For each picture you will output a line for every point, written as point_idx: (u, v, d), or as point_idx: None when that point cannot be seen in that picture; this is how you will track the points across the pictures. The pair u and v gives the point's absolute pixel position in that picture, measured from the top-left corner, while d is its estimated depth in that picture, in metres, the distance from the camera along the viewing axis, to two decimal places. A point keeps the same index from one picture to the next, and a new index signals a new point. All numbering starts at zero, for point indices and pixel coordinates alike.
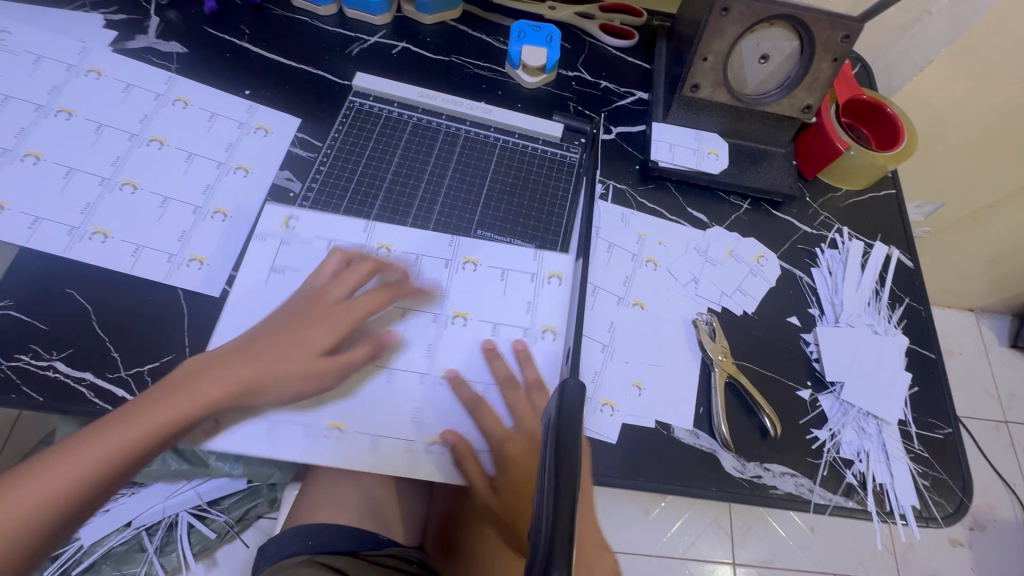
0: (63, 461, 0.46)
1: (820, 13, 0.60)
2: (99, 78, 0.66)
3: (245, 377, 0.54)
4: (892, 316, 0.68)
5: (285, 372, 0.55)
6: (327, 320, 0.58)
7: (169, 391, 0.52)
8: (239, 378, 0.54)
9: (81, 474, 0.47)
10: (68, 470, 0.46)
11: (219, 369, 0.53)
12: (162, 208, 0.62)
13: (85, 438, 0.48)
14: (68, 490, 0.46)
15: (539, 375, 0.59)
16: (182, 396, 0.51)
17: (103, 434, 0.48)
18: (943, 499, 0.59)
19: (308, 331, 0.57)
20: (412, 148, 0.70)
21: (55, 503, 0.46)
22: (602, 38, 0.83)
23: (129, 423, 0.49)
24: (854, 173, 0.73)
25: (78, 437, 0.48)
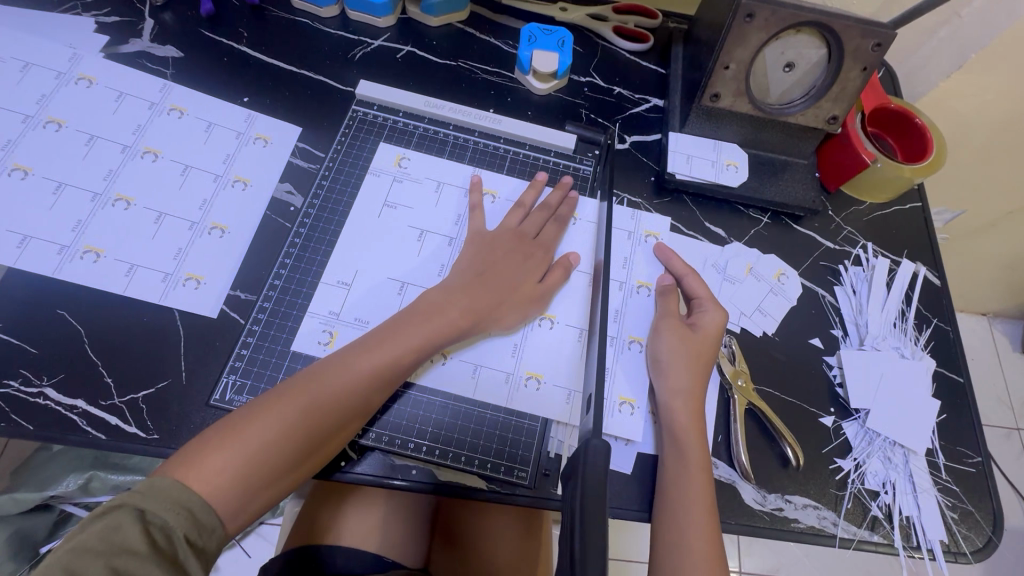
0: (264, 424, 0.46)
1: (850, 20, 0.57)
2: (90, 86, 0.64)
3: (429, 343, 0.53)
4: (919, 338, 0.65)
5: (383, 377, 0.51)
6: (497, 290, 0.58)
7: (336, 360, 0.51)
8: (427, 343, 0.53)
9: (292, 440, 0.46)
10: (278, 434, 0.46)
11: (390, 336, 0.53)
12: (157, 224, 0.59)
13: (251, 406, 0.47)
14: (283, 457, 0.46)
15: (564, 385, 0.58)
16: (366, 360, 0.51)
17: (282, 400, 0.47)
18: (972, 533, 0.57)
19: (398, 331, 0.53)
20: (418, 162, 0.68)
21: (269, 470, 0.46)
22: (616, 41, 0.79)
23: (310, 388, 0.48)
24: (879, 186, 0.70)
25: (236, 421, 0.46)
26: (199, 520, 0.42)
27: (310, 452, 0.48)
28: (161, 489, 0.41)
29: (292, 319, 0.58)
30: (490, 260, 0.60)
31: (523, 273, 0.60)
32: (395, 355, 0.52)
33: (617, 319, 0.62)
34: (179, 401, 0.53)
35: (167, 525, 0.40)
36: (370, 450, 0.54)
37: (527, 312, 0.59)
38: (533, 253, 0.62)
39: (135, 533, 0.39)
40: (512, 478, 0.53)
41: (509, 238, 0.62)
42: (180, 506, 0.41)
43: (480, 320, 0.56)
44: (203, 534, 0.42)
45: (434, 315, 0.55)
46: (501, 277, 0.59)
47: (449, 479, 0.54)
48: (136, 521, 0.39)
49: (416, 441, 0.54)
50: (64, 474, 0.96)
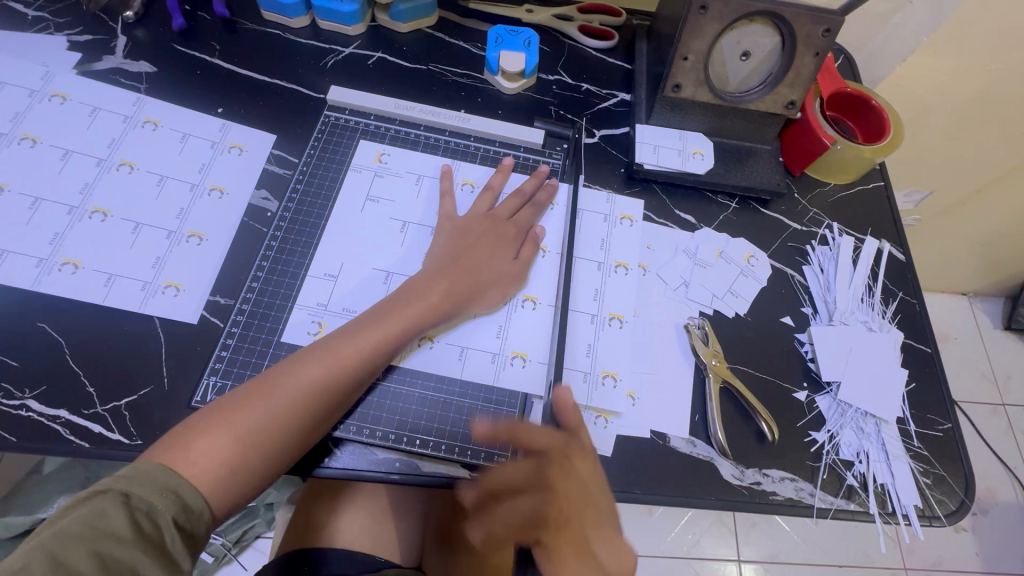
0: (251, 408, 0.47)
1: (800, 8, 0.59)
2: (64, 102, 0.65)
3: (410, 326, 0.54)
4: (886, 311, 0.67)
5: (369, 361, 0.52)
6: (475, 272, 0.59)
7: (321, 345, 0.52)
8: (409, 327, 0.54)
9: (279, 423, 0.47)
10: (264, 417, 0.47)
11: (373, 321, 0.54)
12: (134, 234, 0.60)
13: (237, 393, 0.48)
14: (271, 442, 0.47)
15: (546, 359, 0.60)
16: (349, 344, 0.52)
17: (269, 384, 0.49)
18: (946, 497, 0.59)
19: (383, 318, 0.54)
20: (399, 157, 0.69)
21: (257, 453, 0.47)
22: (582, 40, 0.81)
23: (296, 373, 0.49)
24: (841, 167, 0.72)
25: (223, 406, 0.47)
26: (187, 504, 0.43)
27: (297, 437, 0.48)
28: (148, 474, 0.42)
29: (270, 321, 0.58)
30: (468, 243, 0.61)
31: (501, 254, 0.62)
32: (378, 340, 0.53)
33: (597, 296, 0.64)
34: (162, 407, 0.54)
35: (154, 509, 0.41)
36: (349, 443, 0.54)
37: (506, 291, 0.61)
38: (509, 233, 0.63)
39: (120, 519, 0.39)
40: (491, 464, 0.54)
41: (482, 220, 0.63)
42: (167, 489, 0.42)
43: (461, 302, 0.58)
44: (191, 518, 0.43)
45: (416, 299, 0.56)
46: (479, 262, 0.60)
47: (429, 470, 0.55)
48: (121, 506, 0.40)
49: (398, 432, 0.55)
50: (56, 494, 0.95)
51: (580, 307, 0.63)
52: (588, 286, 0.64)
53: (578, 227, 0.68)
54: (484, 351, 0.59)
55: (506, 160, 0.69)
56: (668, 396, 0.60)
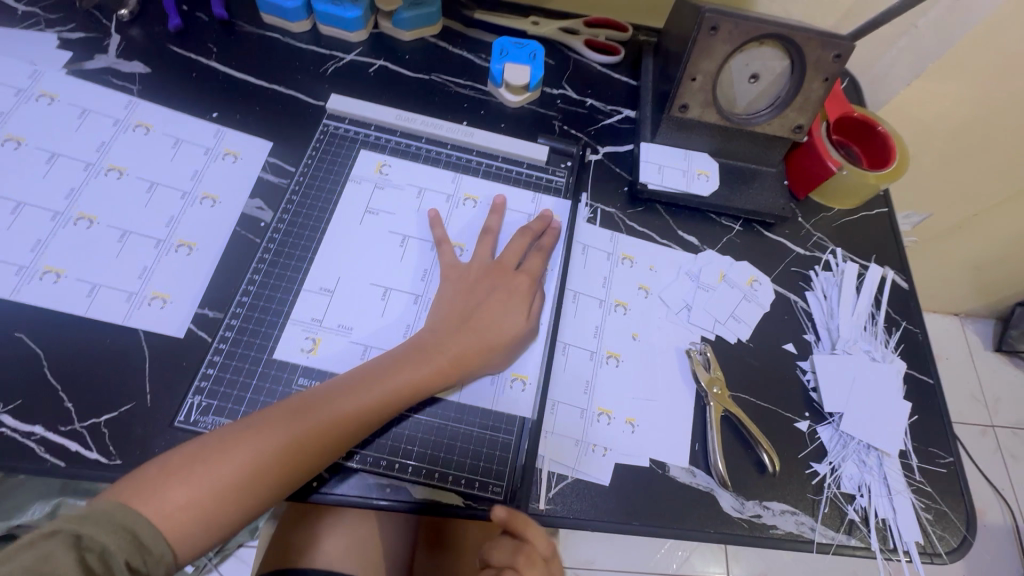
0: (236, 453, 0.45)
1: (810, 33, 0.59)
2: (52, 103, 0.63)
3: (416, 387, 0.53)
4: (889, 341, 0.67)
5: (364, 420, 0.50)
6: (484, 333, 0.57)
7: (318, 397, 0.50)
8: (413, 389, 0.53)
9: (264, 474, 0.46)
10: (249, 469, 0.45)
11: (378, 378, 0.52)
12: (121, 242, 0.58)
13: (223, 434, 0.46)
14: (249, 494, 0.45)
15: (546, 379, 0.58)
16: (348, 403, 0.50)
17: (258, 429, 0.47)
18: (947, 533, 0.58)
19: (386, 378, 0.52)
20: (398, 168, 0.67)
21: (235, 501, 0.45)
22: (587, 54, 0.80)
23: (288, 425, 0.47)
24: (846, 193, 0.71)
25: (205, 448, 0.45)
26: (146, 547, 0.41)
27: (280, 489, 0.47)
28: (103, 513, 0.40)
29: (260, 336, 0.56)
30: (478, 298, 0.59)
31: (513, 313, 0.59)
32: (376, 400, 0.51)
33: (596, 333, 0.62)
34: (143, 424, 0.51)
35: (107, 551, 0.38)
36: (337, 468, 0.52)
37: (514, 351, 0.58)
38: (519, 285, 0.60)
39: (69, 561, 0.36)
40: (487, 494, 0.53)
41: (489, 271, 0.61)
42: (124, 528, 0.40)
43: (470, 366, 0.55)
44: (148, 561, 0.41)
45: (424, 361, 0.54)
46: (488, 319, 0.58)
47: (424, 497, 0.53)
48: (69, 548, 0.37)
49: (389, 460, 0.53)
50: (32, 501, 0.92)
51: (581, 344, 0.61)
52: (588, 323, 0.62)
53: (580, 262, 0.66)
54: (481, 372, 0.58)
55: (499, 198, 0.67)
56: (666, 426, 0.58)
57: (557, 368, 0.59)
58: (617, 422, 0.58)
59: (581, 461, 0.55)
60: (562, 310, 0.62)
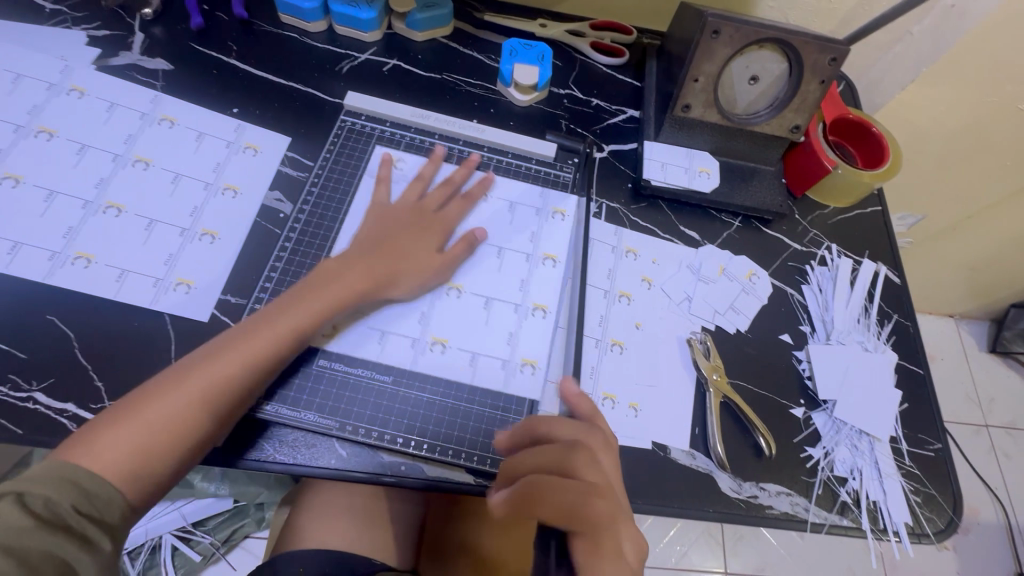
0: (163, 401, 0.48)
1: (808, 36, 0.62)
2: (81, 97, 0.65)
3: (325, 310, 0.55)
4: (881, 333, 0.69)
5: (273, 351, 0.52)
6: (397, 256, 0.60)
7: (223, 341, 0.52)
8: (321, 312, 0.55)
9: (193, 416, 0.48)
10: (173, 413, 0.47)
11: (279, 313, 0.54)
12: (147, 230, 0.60)
13: (143, 389, 0.49)
14: (183, 437, 0.48)
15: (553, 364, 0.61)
16: (240, 340, 0.52)
17: (179, 376, 0.49)
18: (935, 516, 0.60)
19: (295, 309, 0.55)
20: (412, 163, 0.70)
21: (171, 445, 0.47)
22: (593, 56, 0.83)
23: (205, 369, 0.50)
24: (841, 191, 0.74)
25: (133, 399, 0.48)
26: (90, 492, 0.43)
27: (209, 431, 0.49)
28: (42, 472, 0.42)
29: None
30: (392, 232, 0.62)
31: (423, 243, 0.63)
32: (272, 333, 0.53)
33: (602, 322, 0.64)
34: None
35: (51, 499, 0.41)
36: (355, 445, 0.55)
37: (430, 281, 0.61)
38: (433, 226, 0.64)
39: (16, 514, 0.39)
40: (498, 472, 0.55)
41: (408, 212, 0.65)
42: (65, 480, 0.43)
43: (380, 284, 0.59)
44: (95, 505, 0.43)
45: (331, 282, 0.57)
46: (399, 248, 0.61)
47: (437, 474, 0.55)
48: (14, 502, 0.40)
49: (403, 439, 0.55)
50: None
51: (587, 332, 0.64)
52: (594, 311, 0.65)
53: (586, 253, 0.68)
54: (493, 359, 0.60)
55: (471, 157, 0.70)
56: (667, 411, 0.61)
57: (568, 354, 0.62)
58: (620, 407, 0.60)
59: None
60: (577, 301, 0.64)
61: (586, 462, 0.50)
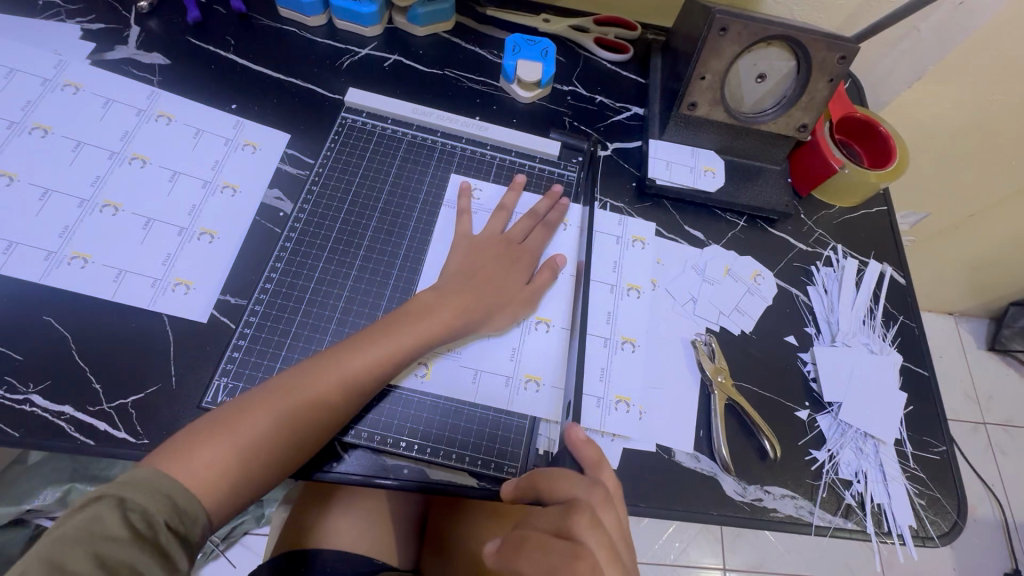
0: (255, 416, 0.47)
1: (816, 34, 0.61)
2: (76, 92, 0.64)
3: (421, 343, 0.55)
4: (886, 335, 0.69)
5: (373, 373, 0.52)
6: (489, 292, 0.60)
7: (322, 359, 0.51)
8: (421, 341, 0.55)
9: (285, 435, 0.48)
10: (272, 429, 0.47)
11: (382, 336, 0.54)
12: (145, 230, 0.59)
13: (239, 402, 0.48)
14: (275, 453, 0.47)
15: (558, 367, 0.61)
16: (350, 361, 0.51)
17: (275, 394, 0.49)
18: (939, 518, 0.60)
19: (397, 332, 0.54)
20: (490, 193, 0.70)
21: (257, 462, 0.47)
22: (597, 52, 0.82)
23: (303, 385, 0.49)
24: (847, 191, 0.73)
25: (228, 413, 0.47)
26: (181, 508, 0.43)
27: (301, 446, 0.49)
28: (142, 478, 0.42)
29: (282, 324, 0.58)
30: (480, 262, 0.62)
31: (512, 278, 0.62)
32: (375, 355, 0.52)
33: (609, 320, 0.64)
34: (169, 405, 0.53)
35: (148, 512, 0.41)
36: (357, 447, 0.55)
37: (519, 312, 0.61)
38: (519, 256, 0.64)
39: (117, 522, 0.39)
40: (502, 475, 0.55)
41: (495, 242, 0.64)
42: (161, 492, 0.42)
43: (472, 320, 0.58)
44: (185, 522, 0.42)
45: (430, 314, 0.56)
46: (489, 278, 0.60)
47: (440, 477, 0.55)
48: (116, 509, 0.40)
49: (406, 442, 0.55)
50: (44, 485, 0.94)
51: (592, 334, 0.63)
52: (598, 312, 0.64)
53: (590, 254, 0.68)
54: (495, 373, 0.59)
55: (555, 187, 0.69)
56: (674, 413, 0.60)
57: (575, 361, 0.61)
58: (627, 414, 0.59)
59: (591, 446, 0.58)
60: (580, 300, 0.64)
61: (587, 527, 0.42)
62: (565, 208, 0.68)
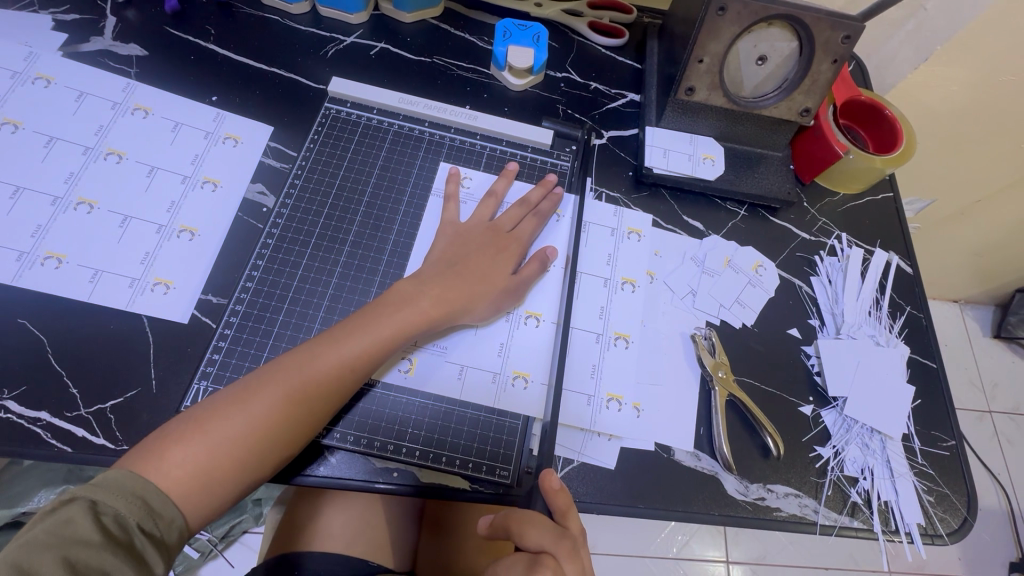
0: (228, 418, 0.45)
1: (820, 13, 0.58)
2: (49, 86, 0.62)
3: (399, 336, 0.52)
4: (893, 326, 0.67)
5: (351, 366, 0.50)
6: (472, 282, 0.57)
7: (296, 354, 0.49)
8: (400, 332, 0.52)
9: (260, 437, 0.46)
10: (245, 428, 0.45)
11: (359, 328, 0.51)
12: (122, 228, 0.57)
13: (211, 403, 0.46)
14: (250, 454, 0.45)
15: (546, 362, 0.59)
16: (325, 355, 0.49)
17: (250, 394, 0.47)
18: (948, 516, 0.58)
19: (375, 324, 0.52)
20: (480, 182, 0.67)
21: (234, 464, 0.45)
22: (592, 37, 0.79)
23: (276, 382, 0.47)
24: (851, 177, 0.71)
25: (198, 414, 0.45)
26: (156, 510, 0.41)
27: (278, 447, 0.46)
28: (115, 481, 0.40)
29: (264, 323, 0.56)
30: (467, 255, 0.59)
31: (502, 269, 0.59)
32: (351, 347, 0.50)
33: (602, 315, 0.62)
34: (149, 411, 0.51)
35: (120, 515, 0.39)
36: (345, 452, 0.53)
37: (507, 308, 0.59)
38: (509, 246, 0.61)
39: (87, 526, 0.38)
40: (494, 478, 0.53)
41: (483, 232, 0.61)
42: (135, 495, 0.41)
43: (453, 310, 0.56)
44: (160, 525, 0.41)
45: (408, 305, 0.54)
46: (475, 270, 0.58)
47: (430, 480, 0.53)
48: (87, 512, 0.38)
49: (395, 444, 0.53)
50: (36, 488, 0.93)
51: (587, 329, 0.61)
52: (593, 307, 0.62)
53: (583, 248, 0.65)
54: (484, 369, 0.57)
55: (547, 176, 0.67)
56: (672, 410, 0.58)
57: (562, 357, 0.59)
58: (626, 418, 0.57)
59: (587, 445, 0.56)
60: (568, 292, 0.62)
61: None
62: (557, 198, 0.65)
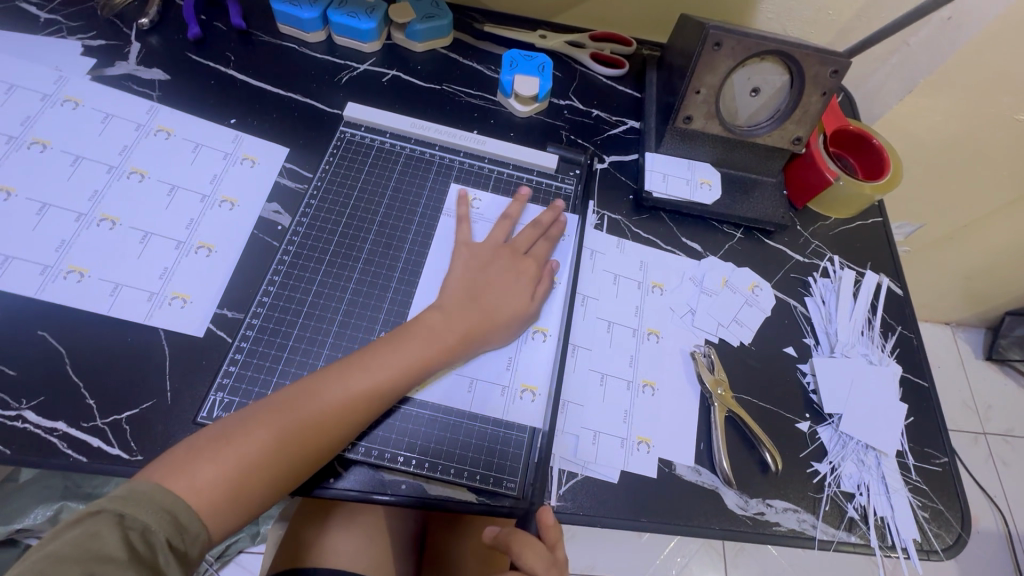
0: (251, 439, 0.46)
1: (809, 49, 0.62)
2: (76, 108, 0.64)
3: (421, 365, 0.54)
4: (885, 345, 0.69)
5: (372, 393, 0.51)
6: (484, 301, 0.59)
7: (320, 379, 0.51)
8: (422, 362, 0.54)
9: (280, 459, 0.47)
10: (267, 450, 0.46)
11: (382, 356, 0.53)
12: (142, 244, 0.59)
13: (235, 422, 0.48)
14: (269, 474, 0.46)
15: (552, 376, 0.60)
16: (348, 382, 0.51)
17: (273, 416, 0.48)
18: (943, 531, 0.60)
19: (397, 352, 0.54)
20: (489, 203, 0.70)
21: (254, 483, 0.46)
22: (593, 67, 0.83)
23: (299, 407, 0.49)
24: (842, 203, 0.74)
25: (222, 433, 0.46)
26: (181, 525, 0.42)
27: (296, 469, 0.48)
28: (144, 495, 0.41)
29: (280, 336, 0.58)
30: (478, 274, 0.62)
31: (510, 286, 0.61)
32: (374, 375, 0.52)
33: (605, 333, 0.64)
34: (163, 422, 0.52)
35: (148, 530, 0.40)
36: (354, 463, 0.54)
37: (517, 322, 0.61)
38: (518, 263, 0.63)
39: (115, 541, 0.38)
40: (501, 489, 0.54)
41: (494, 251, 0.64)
42: (163, 511, 0.42)
43: (472, 338, 0.57)
44: (184, 539, 0.42)
45: (430, 334, 0.56)
46: (485, 287, 0.60)
47: (438, 493, 0.54)
48: (115, 526, 0.39)
49: (404, 456, 0.54)
50: (31, 506, 0.92)
51: (591, 346, 0.63)
52: (596, 324, 0.64)
53: (587, 269, 0.67)
54: (492, 382, 0.59)
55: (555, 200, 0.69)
56: (673, 425, 0.60)
57: (567, 371, 0.61)
58: (630, 438, 0.58)
59: (590, 458, 0.57)
60: (573, 311, 0.64)
61: None
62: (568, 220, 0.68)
